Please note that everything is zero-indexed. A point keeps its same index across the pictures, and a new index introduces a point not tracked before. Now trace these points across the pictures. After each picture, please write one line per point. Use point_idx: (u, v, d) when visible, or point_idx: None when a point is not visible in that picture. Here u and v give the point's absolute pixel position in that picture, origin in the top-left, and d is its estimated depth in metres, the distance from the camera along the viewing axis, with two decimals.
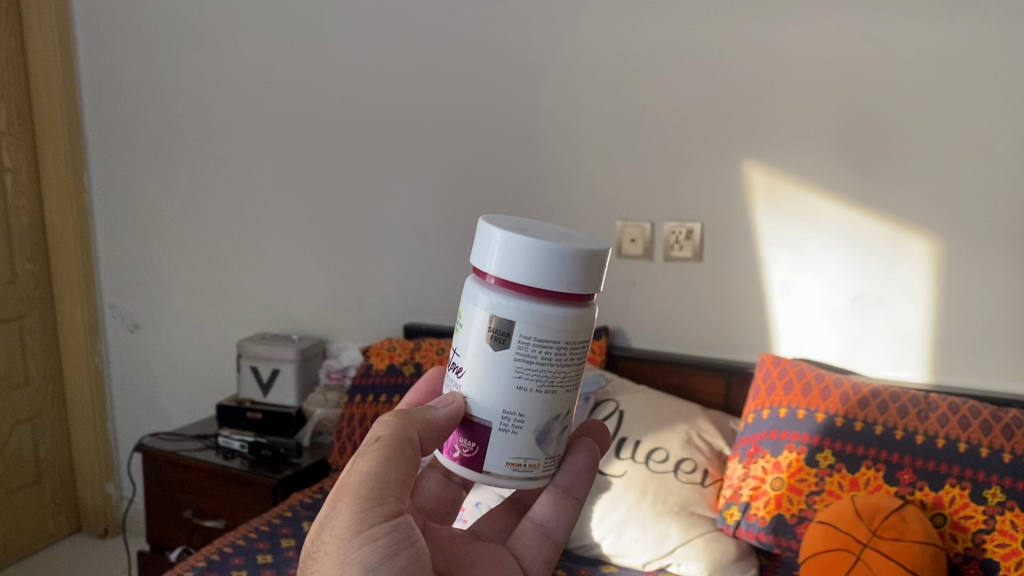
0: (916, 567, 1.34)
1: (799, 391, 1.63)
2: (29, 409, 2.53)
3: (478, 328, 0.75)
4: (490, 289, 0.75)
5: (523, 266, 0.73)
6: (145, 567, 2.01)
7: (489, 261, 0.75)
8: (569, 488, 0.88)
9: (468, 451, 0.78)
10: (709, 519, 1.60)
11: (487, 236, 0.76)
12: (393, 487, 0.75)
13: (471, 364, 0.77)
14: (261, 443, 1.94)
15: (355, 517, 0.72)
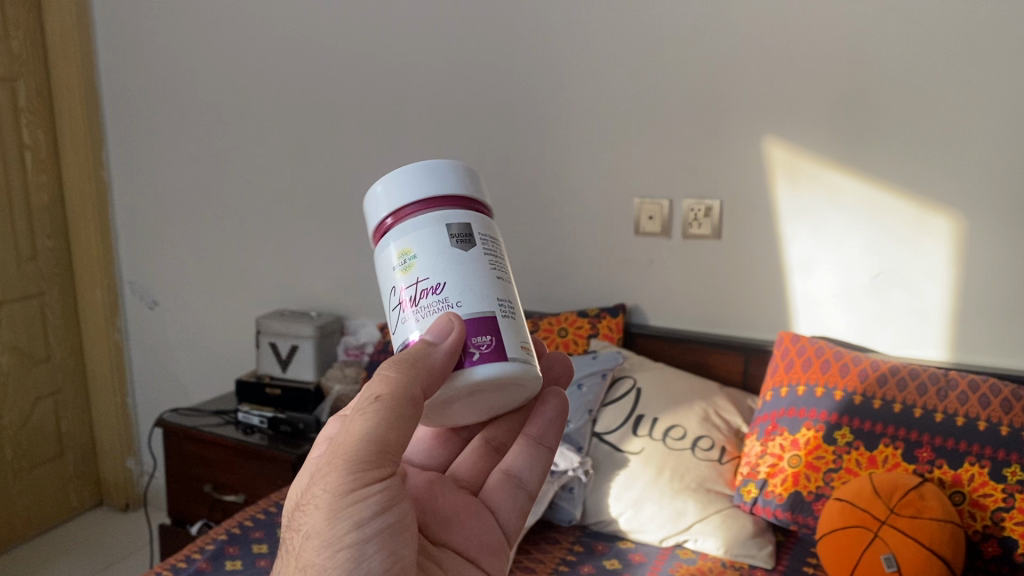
0: (934, 546, 1.35)
1: (817, 368, 1.63)
2: (52, 384, 2.56)
3: (436, 239, 0.75)
4: (413, 217, 0.76)
5: (442, 177, 0.77)
6: (167, 541, 2.04)
7: (406, 193, 0.77)
8: (539, 437, 0.92)
9: (485, 344, 0.73)
10: (727, 496, 1.61)
11: (387, 182, 0.78)
12: (391, 448, 0.76)
13: (445, 275, 0.74)
14: (279, 419, 1.96)
15: (349, 475, 0.74)
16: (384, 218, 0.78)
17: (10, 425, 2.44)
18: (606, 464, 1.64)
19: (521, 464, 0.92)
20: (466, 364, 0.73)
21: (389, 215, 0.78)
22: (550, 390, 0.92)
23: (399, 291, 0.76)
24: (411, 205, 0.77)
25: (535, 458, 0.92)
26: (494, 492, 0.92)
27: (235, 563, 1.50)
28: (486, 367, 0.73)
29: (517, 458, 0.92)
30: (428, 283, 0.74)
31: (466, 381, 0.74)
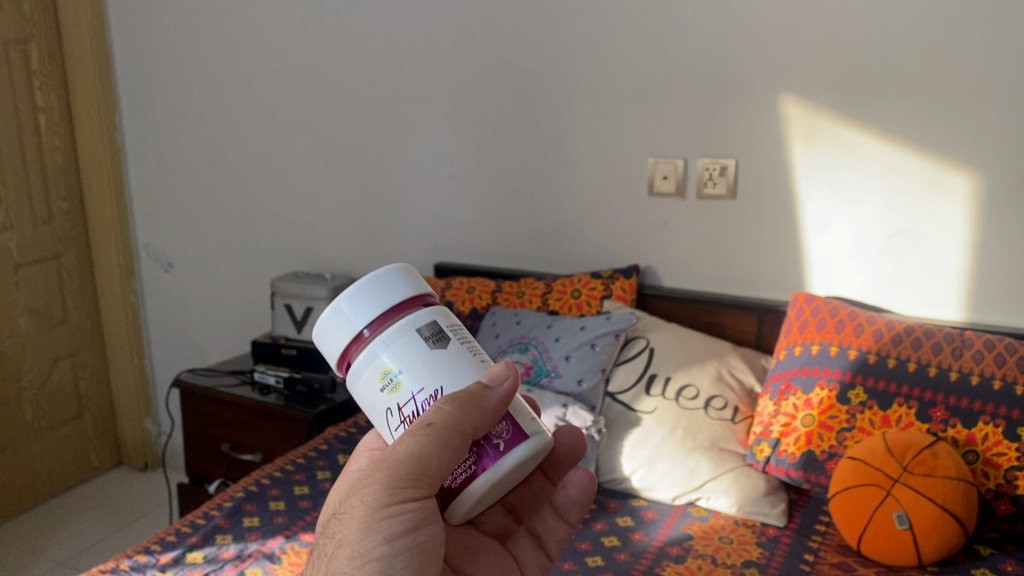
0: (945, 503, 1.36)
1: (831, 328, 1.62)
2: (69, 345, 2.59)
3: (417, 349, 0.71)
4: (377, 338, 0.72)
5: (387, 287, 0.73)
6: (186, 499, 2.07)
7: (363, 316, 0.72)
8: (563, 511, 0.92)
9: (506, 432, 0.73)
10: (740, 455, 1.61)
11: (338, 311, 0.73)
12: (432, 476, 0.70)
13: (438, 379, 0.72)
14: (295, 379, 1.97)
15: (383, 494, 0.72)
16: (344, 350, 0.73)
17: (29, 386, 2.47)
18: (618, 423, 1.65)
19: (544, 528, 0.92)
20: (500, 453, 0.72)
21: (347, 345, 0.73)
22: (578, 471, 0.93)
23: (398, 413, 0.72)
24: (371, 327, 0.72)
25: (554, 528, 0.92)
26: (517, 546, 0.90)
27: (252, 519, 1.52)
28: (514, 452, 0.73)
29: (540, 522, 0.92)
30: (426, 392, 0.71)
31: (504, 470, 0.72)
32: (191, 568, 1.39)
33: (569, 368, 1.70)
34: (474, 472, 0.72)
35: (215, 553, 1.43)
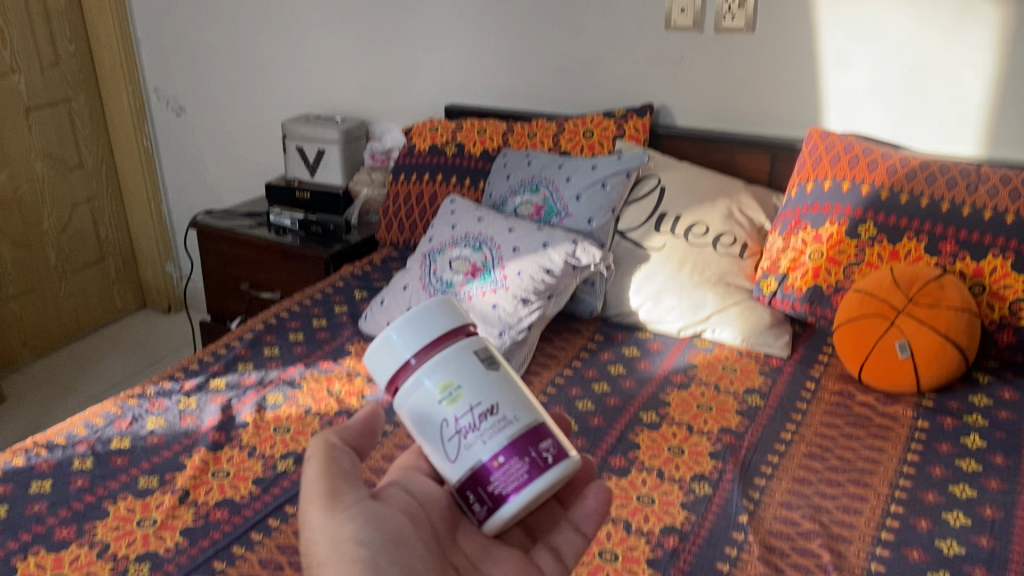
0: (948, 333, 1.38)
1: (845, 164, 1.59)
2: (86, 190, 2.61)
3: (471, 369, 0.73)
4: (431, 359, 0.73)
5: (441, 317, 0.75)
6: (208, 335, 2.14)
7: (416, 345, 0.73)
8: (579, 522, 0.86)
9: (550, 447, 0.72)
10: (747, 291, 1.64)
11: (392, 343, 0.74)
12: (346, 475, 0.76)
13: (494, 397, 0.72)
14: (311, 221, 2.02)
15: (327, 513, 0.73)
16: (398, 379, 0.74)
17: (50, 230, 2.52)
18: (627, 259, 1.68)
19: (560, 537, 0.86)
20: (550, 466, 0.71)
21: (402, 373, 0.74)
22: (594, 483, 0.87)
23: (455, 427, 0.72)
24: (423, 354, 0.73)
25: (568, 541, 0.85)
26: (534, 557, 0.84)
27: (272, 350, 1.58)
28: (558, 467, 0.72)
29: (555, 534, 0.86)
30: (483, 406, 0.72)
31: (550, 483, 0.71)
32: (215, 394, 1.45)
33: (579, 208, 1.69)
34: (526, 480, 0.70)
35: (237, 380, 1.49)
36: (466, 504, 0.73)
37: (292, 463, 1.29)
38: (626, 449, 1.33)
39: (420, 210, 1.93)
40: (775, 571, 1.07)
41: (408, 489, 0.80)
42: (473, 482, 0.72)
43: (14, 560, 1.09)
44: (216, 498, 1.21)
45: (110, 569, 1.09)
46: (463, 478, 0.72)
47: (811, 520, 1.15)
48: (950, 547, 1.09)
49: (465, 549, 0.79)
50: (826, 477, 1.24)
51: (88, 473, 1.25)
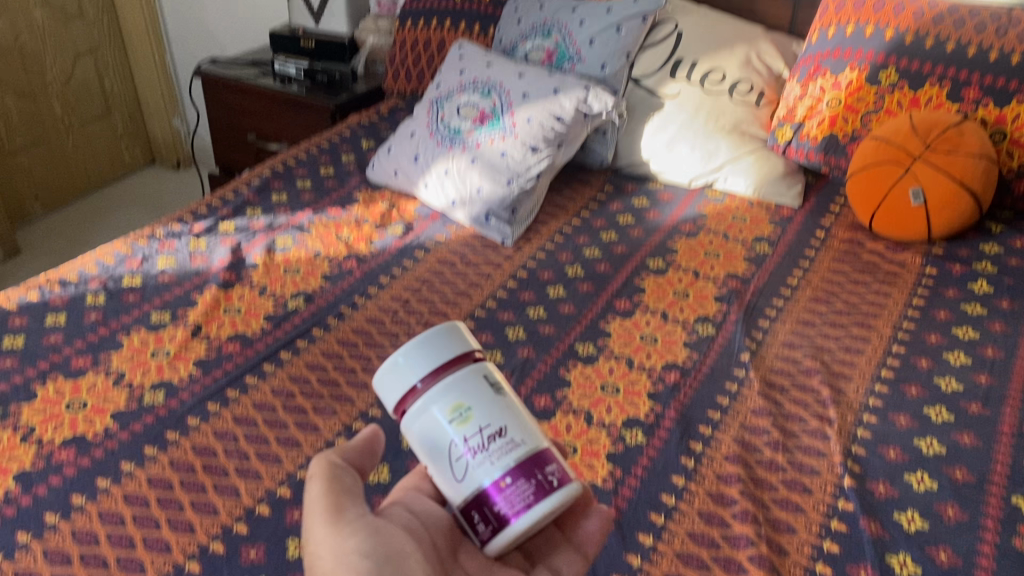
0: (964, 181, 1.35)
1: (870, 8, 1.53)
2: (88, 40, 2.54)
3: (479, 390, 0.65)
4: (439, 382, 0.65)
5: (450, 339, 0.67)
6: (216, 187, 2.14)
7: (423, 364, 0.66)
8: (582, 543, 0.76)
9: (555, 472, 0.65)
10: (762, 140, 1.62)
11: (398, 364, 0.67)
12: (350, 493, 0.66)
13: (506, 420, 0.65)
14: (316, 70, 1.99)
15: (331, 528, 0.63)
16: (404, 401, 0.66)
17: (53, 81, 2.47)
18: (640, 107, 1.65)
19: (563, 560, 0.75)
20: (559, 490, 0.64)
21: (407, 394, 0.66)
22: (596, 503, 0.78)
23: (462, 449, 0.64)
24: (430, 375, 0.66)
25: (570, 564, 0.75)
26: None
27: (280, 196, 1.58)
28: (562, 491, 0.64)
29: (556, 555, 0.75)
30: (492, 427, 0.64)
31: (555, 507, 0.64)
32: (224, 236, 1.46)
33: (592, 53, 1.64)
34: (535, 502, 0.62)
35: (246, 224, 1.49)
36: (469, 524, 0.65)
37: (302, 302, 1.31)
38: (632, 293, 1.34)
39: (427, 58, 1.88)
40: (774, 404, 1.10)
41: (410, 507, 0.70)
42: (479, 501, 0.64)
43: (34, 386, 1.13)
44: (228, 333, 1.24)
45: (127, 396, 1.12)
46: (467, 497, 0.64)
47: (813, 359, 1.17)
48: (949, 384, 1.10)
49: (469, 567, 0.67)
50: (830, 319, 1.24)
51: (101, 308, 1.27)
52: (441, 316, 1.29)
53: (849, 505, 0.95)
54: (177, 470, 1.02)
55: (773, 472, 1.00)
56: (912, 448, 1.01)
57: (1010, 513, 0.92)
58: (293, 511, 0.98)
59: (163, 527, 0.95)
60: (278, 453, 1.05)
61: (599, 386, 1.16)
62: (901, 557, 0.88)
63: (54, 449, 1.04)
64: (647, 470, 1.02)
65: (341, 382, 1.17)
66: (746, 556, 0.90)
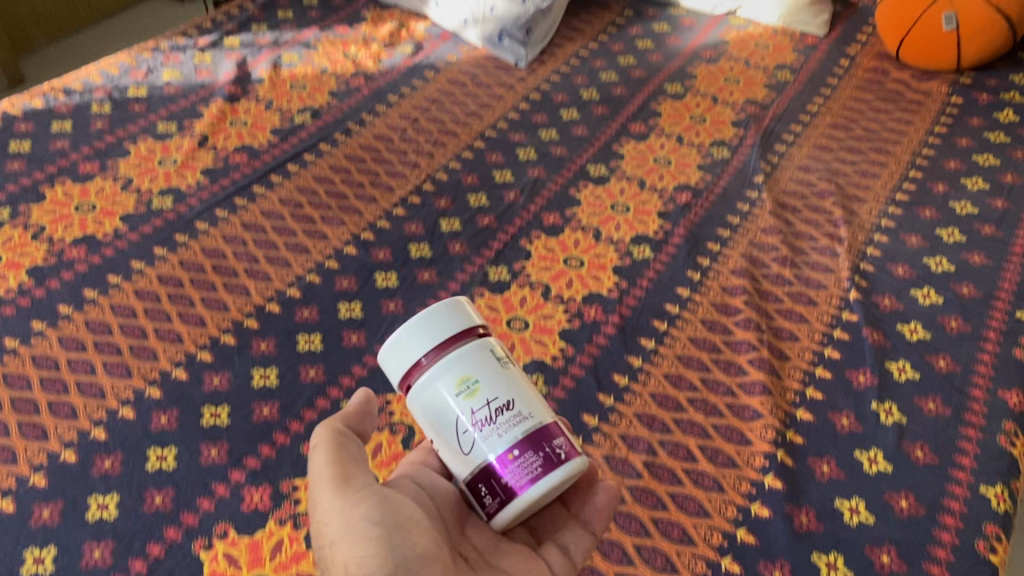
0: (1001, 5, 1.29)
1: None
2: None
3: (485, 361, 0.58)
4: (441, 356, 0.58)
5: (452, 312, 0.60)
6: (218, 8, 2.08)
7: (425, 337, 0.58)
8: (590, 520, 0.67)
9: (564, 443, 0.57)
10: None
11: (400, 340, 0.59)
12: (358, 466, 0.59)
13: (513, 392, 0.57)
14: None
15: (338, 494, 0.57)
16: (408, 378, 0.59)
17: None
18: None
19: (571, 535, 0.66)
20: (569, 462, 0.55)
21: (411, 368, 0.58)
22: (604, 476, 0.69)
23: (466, 423, 0.56)
24: (434, 349, 0.58)
25: (578, 540, 0.66)
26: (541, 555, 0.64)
27: (286, 14, 1.53)
28: (571, 464, 0.56)
29: (562, 532, 0.66)
30: (497, 398, 0.56)
31: (565, 479, 0.56)
32: (229, 52, 1.42)
33: None
34: (544, 474, 0.54)
35: (251, 40, 1.46)
36: (476, 498, 0.57)
37: (309, 118, 1.29)
38: (647, 117, 1.31)
39: None
40: (785, 223, 1.09)
41: (419, 480, 0.63)
42: (485, 473, 0.56)
43: (43, 189, 1.13)
44: (235, 145, 1.23)
45: (135, 200, 1.12)
46: (473, 470, 0.56)
47: (827, 182, 1.15)
48: (963, 208, 1.09)
49: (476, 543, 0.61)
50: (848, 145, 1.21)
51: (106, 117, 1.26)
52: (451, 135, 1.27)
53: (853, 316, 0.95)
54: (187, 270, 1.03)
55: (779, 286, 1.00)
56: (921, 266, 1.01)
57: (1013, 326, 0.92)
58: (302, 309, 0.99)
59: (174, 320, 0.96)
60: (286, 257, 1.06)
61: (609, 204, 1.15)
62: (900, 364, 0.89)
63: (65, 247, 1.05)
64: (653, 282, 1.03)
65: (350, 194, 1.16)
66: (747, 360, 0.91)
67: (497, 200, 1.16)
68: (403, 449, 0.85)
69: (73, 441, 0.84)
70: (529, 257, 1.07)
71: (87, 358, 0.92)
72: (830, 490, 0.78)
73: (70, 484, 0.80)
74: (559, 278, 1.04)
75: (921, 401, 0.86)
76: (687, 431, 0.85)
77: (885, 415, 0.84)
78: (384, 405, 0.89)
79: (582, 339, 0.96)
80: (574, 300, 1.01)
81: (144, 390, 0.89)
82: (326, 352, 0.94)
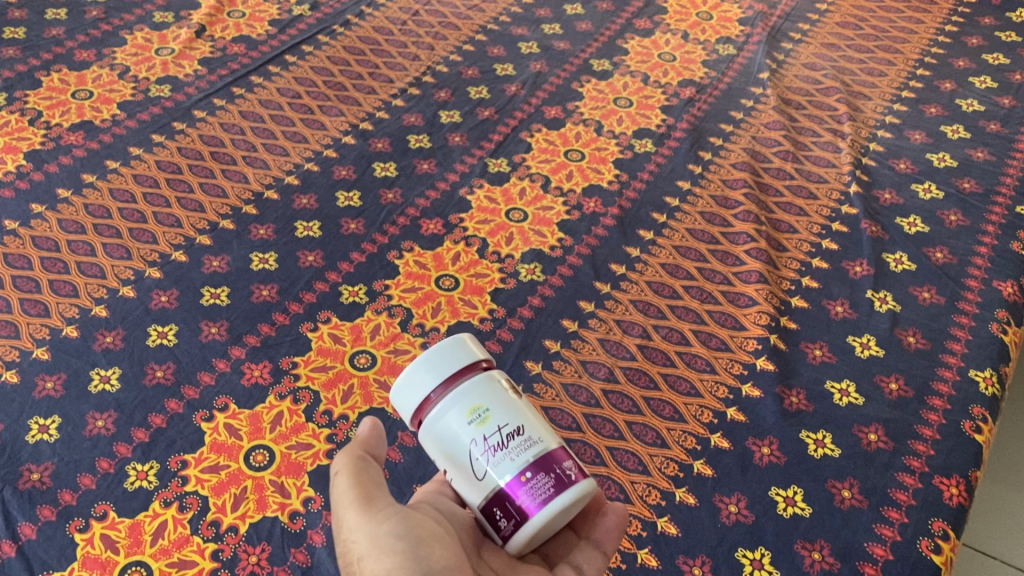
0: None
1: None
2: None
3: (496, 389, 0.52)
4: (448, 389, 0.52)
5: (459, 343, 0.54)
6: None
7: (431, 369, 0.52)
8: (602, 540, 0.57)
9: (574, 465, 0.51)
10: None
11: (406, 374, 0.53)
12: (382, 483, 0.50)
13: (525, 417, 0.51)
14: None
15: (362, 511, 0.47)
16: (417, 412, 0.52)
17: None
18: None
19: (586, 556, 0.56)
20: (581, 483, 0.49)
21: (420, 401, 0.52)
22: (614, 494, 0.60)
23: (478, 449, 0.49)
24: (442, 379, 0.52)
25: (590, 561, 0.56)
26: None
27: None
28: (583, 487, 0.50)
29: (574, 552, 0.56)
30: (508, 422, 0.50)
31: (578, 500, 0.49)
32: None
33: None
34: (559, 497, 0.48)
35: None
36: (490, 526, 0.50)
37: (308, 10, 1.27)
38: (653, 14, 1.28)
39: None
40: (788, 120, 1.08)
41: (437, 505, 0.53)
42: (498, 498, 0.49)
43: (38, 75, 1.12)
44: (233, 35, 1.21)
45: (132, 87, 1.11)
46: (485, 496, 0.49)
47: (833, 79, 1.13)
48: (970, 105, 1.08)
49: (494, 566, 0.50)
50: (856, 43, 1.19)
51: (102, 6, 1.24)
52: (452, 28, 1.25)
53: (853, 209, 0.95)
54: (185, 157, 1.03)
55: (779, 180, 1.00)
56: (924, 162, 1.00)
57: (1012, 220, 0.92)
58: (301, 197, 0.99)
59: (173, 206, 0.97)
60: (285, 146, 1.05)
61: (612, 99, 1.13)
62: (897, 256, 0.90)
63: (62, 133, 1.04)
64: (653, 175, 1.02)
65: (349, 85, 1.15)
66: (744, 250, 0.91)
67: (499, 93, 1.14)
68: (401, 331, 0.85)
69: (74, 318, 0.85)
70: (530, 150, 1.06)
71: (87, 240, 0.92)
72: (822, 373, 0.79)
73: (73, 358, 0.81)
74: (560, 171, 1.03)
75: (916, 290, 0.86)
76: (682, 318, 0.85)
77: (879, 303, 0.85)
78: (383, 289, 0.89)
79: (580, 229, 0.96)
80: (574, 192, 1.01)
81: (144, 271, 0.89)
82: (326, 238, 0.94)
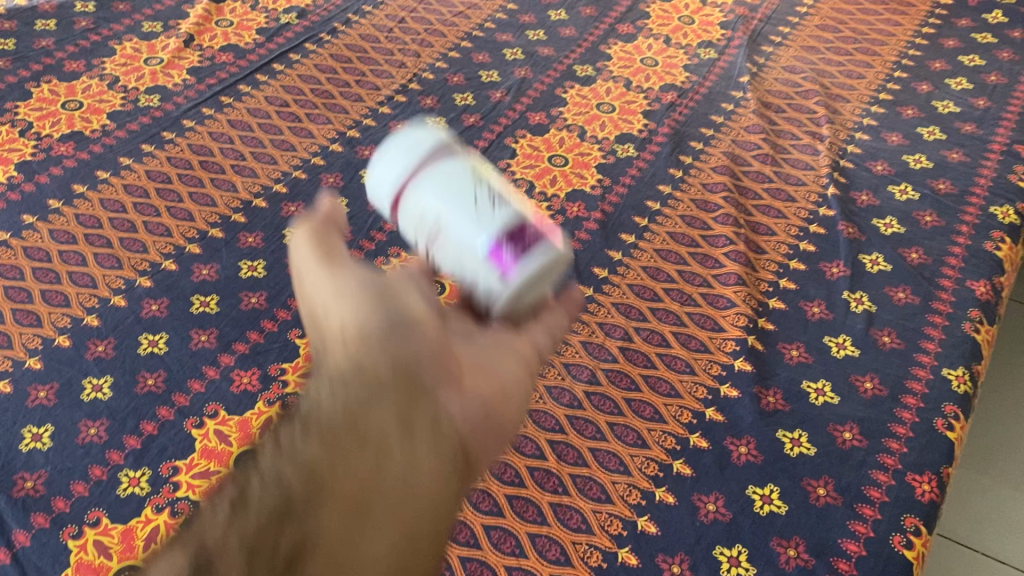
0: None
1: None
2: None
3: (472, 162, 0.53)
4: (413, 174, 0.53)
5: (434, 130, 0.55)
6: None
7: (414, 144, 0.53)
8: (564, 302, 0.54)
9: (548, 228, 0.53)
10: None
11: (385, 153, 0.54)
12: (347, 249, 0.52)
13: (499, 188, 0.53)
14: None
15: (327, 269, 0.49)
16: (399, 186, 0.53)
17: None
18: None
19: (556, 318, 0.52)
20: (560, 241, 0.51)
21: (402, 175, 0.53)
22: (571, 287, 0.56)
23: (460, 209, 0.51)
24: (423, 152, 0.53)
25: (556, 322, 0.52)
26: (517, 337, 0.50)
27: None
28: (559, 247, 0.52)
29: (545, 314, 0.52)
30: (490, 192, 0.52)
31: (555, 264, 0.51)
32: None
33: None
34: (540, 248, 0.50)
35: None
36: (473, 285, 0.51)
37: (295, 18, 1.28)
38: (636, 19, 1.30)
39: None
40: (768, 123, 1.09)
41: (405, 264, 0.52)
42: (479, 255, 0.50)
43: (29, 86, 1.13)
44: (221, 45, 1.23)
45: (122, 98, 1.13)
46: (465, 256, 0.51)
47: (812, 82, 1.15)
48: (946, 107, 1.10)
49: (454, 327, 0.48)
50: (835, 46, 1.21)
51: (91, 16, 1.25)
52: (437, 35, 1.27)
53: (830, 211, 0.97)
54: (174, 166, 1.04)
55: (758, 183, 1.02)
56: (900, 163, 1.02)
57: (985, 220, 0.94)
58: (289, 205, 1.00)
59: (163, 215, 0.98)
60: (273, 155, 1.07)
61: (595, 105, 1.15)
62: (873, 257, 0.92)
63: (53, 143, 1.06)
64: (635, 179, 1.04)
65: (336, 93, 1.16)
66: (723, 253, 0.93)
67: (484, 100, 1.16)
68: None
69: (66, 327, 0.86)
70: (515, 155, 1.08)
71: (78, 250, 0.94)
72: (799, 373, 0.81)
73: (65, 366, 0.83)
74: (544, 176, 1.05)
75: (891, 290, 0.88)
76: (663, 320, 0.87)
77: (855, 304, 0.87)
78: None
79: (564, 234, 0.97)
80: (557, 197, 1.02)
81: (135, 280, 0.91)
82: None
